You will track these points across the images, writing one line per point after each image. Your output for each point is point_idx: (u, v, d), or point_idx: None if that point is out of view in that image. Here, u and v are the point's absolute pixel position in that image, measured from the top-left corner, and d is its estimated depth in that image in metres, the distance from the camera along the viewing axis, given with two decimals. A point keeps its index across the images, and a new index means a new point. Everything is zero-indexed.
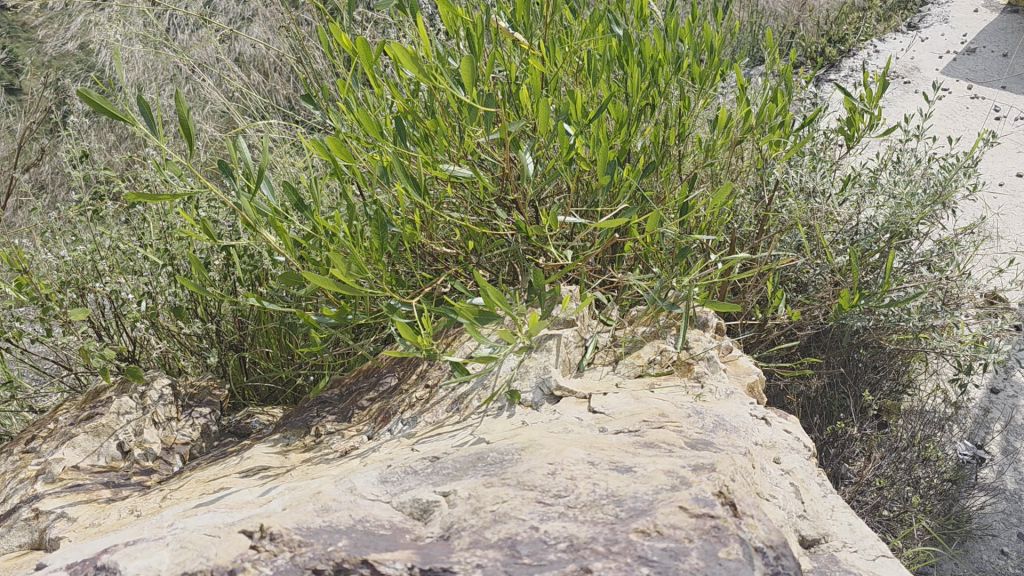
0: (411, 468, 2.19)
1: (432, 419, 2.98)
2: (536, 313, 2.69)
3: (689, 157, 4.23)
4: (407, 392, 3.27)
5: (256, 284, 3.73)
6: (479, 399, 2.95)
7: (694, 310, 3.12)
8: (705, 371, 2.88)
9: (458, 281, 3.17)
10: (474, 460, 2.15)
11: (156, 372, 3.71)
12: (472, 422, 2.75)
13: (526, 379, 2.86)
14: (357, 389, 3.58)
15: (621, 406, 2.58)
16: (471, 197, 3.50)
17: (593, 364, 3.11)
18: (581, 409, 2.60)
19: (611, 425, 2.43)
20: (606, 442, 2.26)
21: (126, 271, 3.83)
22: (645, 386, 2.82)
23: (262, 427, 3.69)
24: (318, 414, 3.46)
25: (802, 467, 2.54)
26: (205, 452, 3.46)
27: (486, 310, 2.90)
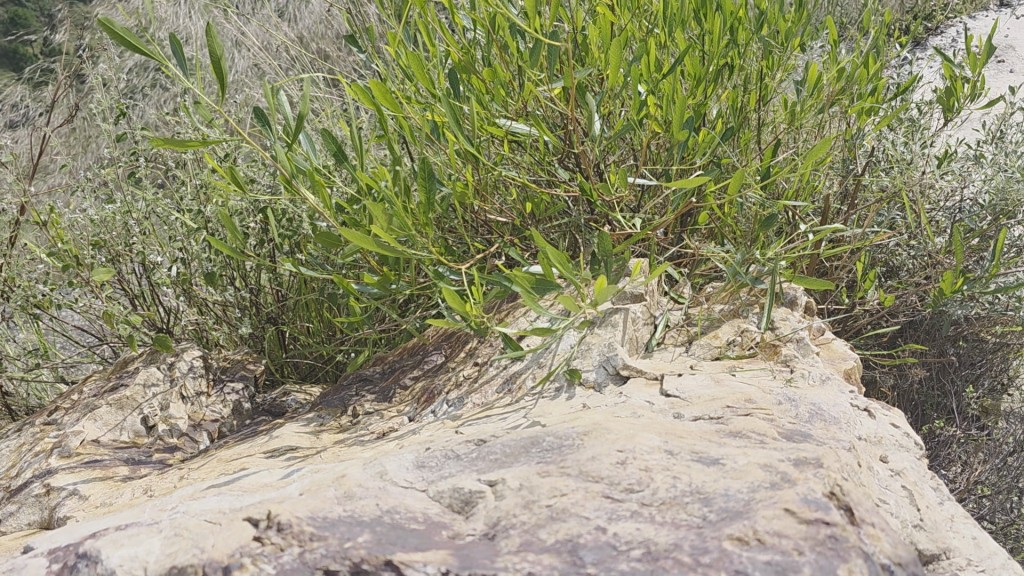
0: (453, 452, 1.87)
1: (480, 400, 2.66)
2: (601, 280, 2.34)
3: (771, 125, 3.83)
4: (454, 370, 2.95)
5: (295, 251, 3.46)
6: (534, 379, 2.61)
7: (781, 286, 2.74)
8: (794, 354, 2.50)
9: (513, 248, 2.84)
10: (527, 444, 1.81)
11: (187, 343, 3.45)
12: (526, 404, 2.42)
13: (587, 357, 2.50)
14: (400, 367, 3.27)
15: (698, 389, 2.22)
16: (530, 158, 3.17)
17: (664, 345, 2.75)
18: (651, 391, 2.24)
19: (688, 409, 2.07)
20: (684, 429, 1.90)
21: (159, 234, 3.58)
22: (725, 369, 2.45)
23: (299, 405, 3.41)
24: (357, 393, 3.16)
25: (914, 468, 2.15)
26: (235, 430, 3.19)
27: (544, 278, 2.57)
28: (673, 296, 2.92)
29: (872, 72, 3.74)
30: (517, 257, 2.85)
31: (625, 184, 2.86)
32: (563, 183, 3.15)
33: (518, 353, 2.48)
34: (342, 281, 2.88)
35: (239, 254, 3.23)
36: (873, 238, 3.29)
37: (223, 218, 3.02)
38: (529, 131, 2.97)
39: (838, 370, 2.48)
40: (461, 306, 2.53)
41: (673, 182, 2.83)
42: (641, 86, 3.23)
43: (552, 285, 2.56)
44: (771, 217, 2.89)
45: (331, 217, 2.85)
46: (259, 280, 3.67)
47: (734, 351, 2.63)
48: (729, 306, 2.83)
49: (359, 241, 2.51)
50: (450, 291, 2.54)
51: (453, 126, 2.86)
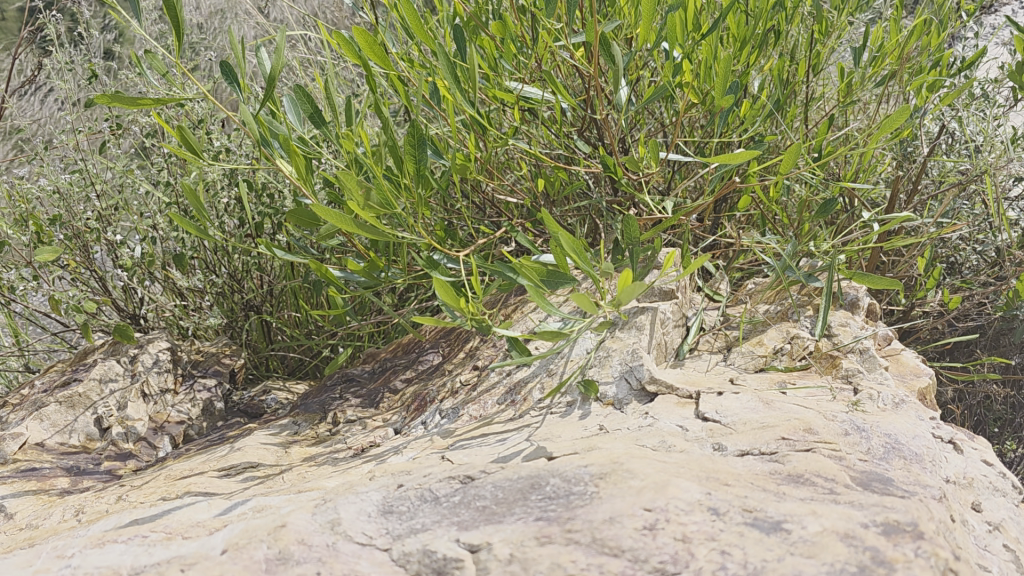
0: (431, 493, 1.46)
1: (478, 413, 2.24)
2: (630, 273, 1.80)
3: (821, 98, 3.37)
4: (451, 374, 2.54)
5: (276, 232, 3.05)
6: (542, 391, 2.19)
7: (839, 285, 2.30)
8: (857, 369, 2.07)
9: (522, 234, 2.41)
10: (526, 488, 1.40)
11: (154, 334, 3.07)
12: (530, 423, 2.01)
13: (605, 367, 2.07)
14: (392, 367, 2.87)
15: (743, 413, 1.79)
16: (545, 129, 2.73)
17: (697, 352, 2.32)
18: (684, 414, 1.81)
19: (730, 441, 1.65)
20: (729, 470, 1.48)
21: (126, 211, 3.19)
22: (773, 386, 2.02)
23: (278, 406, 3.01)
24: (340, 396, 2.76)
25: (1014, 520, 1.70)
26: (203, 435, 2.80)
27: (557, 271, 2.15)
28: (707, 296, 2.49)
29: (939, 40, 3.27)
30: (525, 244, 2.44)
31: (655, 159, 2.42)
32: (583, 158, 2.72)
33: (522, 360, 2.06)
34: (321, 267, 2.48)
35: (212, 235, 2.83)
36: (941, 230, 2.83)
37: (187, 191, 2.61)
38: (543, 95, 2.54)
39: (911, 389, 2.04)
40: (454, 301, 2.11)
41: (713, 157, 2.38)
42: (675, 48, 2.78)
43: (566, 277, 2.13)
44: (829, 202, 2.44)
45: (311, 193, 2.44)
46: (238, 264, 3.28)
47: (783, 362, 2.20)
48: (776, 308, 2.39)
49: (337, 222, 2.10)
50: (443, 283, 2.12)
51: (454, 89, 2.43)
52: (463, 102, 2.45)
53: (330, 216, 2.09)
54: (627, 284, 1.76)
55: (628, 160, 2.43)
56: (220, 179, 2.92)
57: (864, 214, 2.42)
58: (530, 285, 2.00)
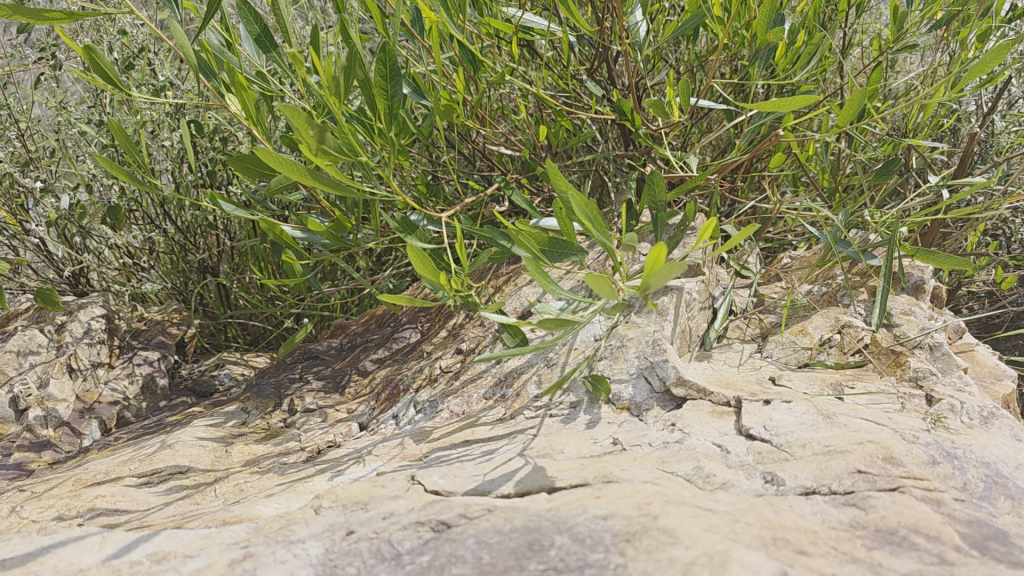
0: (390, 548, 1.07)
1: (461, 410, 1.85)
2: (661, 245, 1.34)
3: (861, 45, 2.94)
4: (430, 356, 2.15)
5: (229, 184, 2.62)
6: (540, 385, 1.80)
7: (901, 265, 1.90)
8: (929, 371, 1.68)
9: (520, 191, 1.99)
10: (522, 549, 1.01)
11: (87, 298, 2.65)
12: (524, 430, 1.61)
13: (619, 361, 1.68)
14: (363, 344, 2.48)
15: (800, 429, 1.39)
16: (550, 67, 2.29)
17: (726, 340, 1.92)
18: (722, 429, 1.42)
19: (789, 473, 1.26)
20: (797, 522, 1.09)
21: (58, 154, 2.75)
22: (826, 390, 1.63)
23: (232, 384, 2.62)
24: (300, 376, 2.36)
25: None
26: (141, 419, 2.41)
27: (563, 243, 1.75)
28: (736, 271, 2.10)
29: None
30: (520, 203, 2.02)
31: (685, 105, 1.99)
32: (592, 102, 2.30)
33: (516, 349, 1.65)
34: (275, 227, 2.05)
35: (151, 185, 2.40)
36: (1004, 200, 2.44)
37: (116, 132, 2.17)
38: (548, 26, 2.10)
39: (997, 397, 1.65)
40: (435, 275, 1.69)
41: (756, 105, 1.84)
42: None
43: (574, 247, 1.73)
44: (891, 161, 2.05)
45: (265, 136, 2.01)
46: (190, 218, 2.85)
47: (833, 357, 1.80)
48: (820, 289, 1.99)
49: (289, 173, 1.66)
50: (420, 252, 1.70)
51: (441, 13, 1.98)
52: (450, 30, 2.01)
53: (281, 165, 1.66)
54: (659, 262, 1.34)
55: (653, 107, 1.92)
56: (164, 117, 2.47)
57: (931, 177, 2.02)
58: (530, 259, 1.58)
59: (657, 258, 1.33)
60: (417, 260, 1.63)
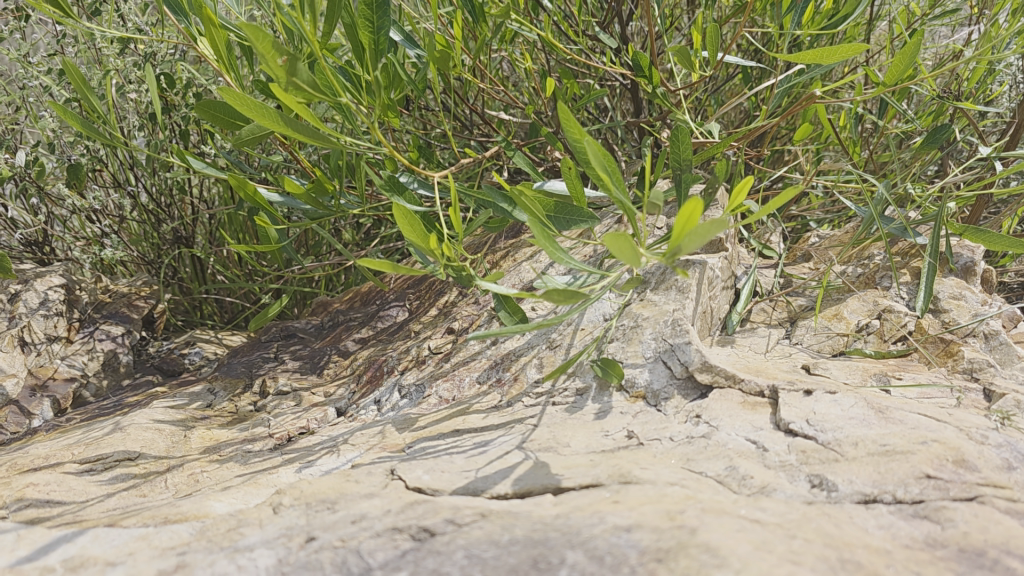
0: (359, 560, 0.86)
1: (452, 396, 1.64)
2: (699, 201, 1.05)
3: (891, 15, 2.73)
4: (418, 335, 1.94)
5: (203, 144, 2.39)
6: (541, 369, 1.58)
7: (950, 244, 1.70)
8: (987, 362, 1.47)
9: (523, 152, 1.79)
10: (523, 567, 0.80)
11: (46, 267, 2.43)
12: (523, 421, 1.41)
13: (633, 343, 1.47)
14: (345, 323, 2.26)
15: (850, 424, 1.18)
16: (558, 14, 2.06)
17: (751, 324, 1.71)
18: (757, 423, 1.21)
19: (842, 476, 1.05)
20: (864, 539, 0.88)
21: (20, 110, 2.52)
22: (869, 381, 1.43)
23: (202, 364, 2.40)
24: (274, 355, 2.15)
25: None
26: (99, 399, 2.19)
27: (572, 207, 1.53)
28: (760, 250, 1.88)
29: None
30: (521, 165, 1.80)
31: (713, 59, 1.78)
32: (605, 57, 2.07)
33: (516, 329, 1.43)
34: (248, 186, 1.81)
35: (116, 142, 2.18)
36: None
37: (71, 77, 1.93)
38: None
39: None
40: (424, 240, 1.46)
41: (795, 56, 1.61)
42: None
43: (583, 212, 1.52)
44: (940, 128, 1.84)
45: (239, 85, 1.78)
46: (159, 182, 2.61)
47: (873, 345, 1.60)
48: (855, 268, 1.78)
49: (258, 118, 1.44)
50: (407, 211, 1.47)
51: None
52: None
53: (248, 109, 1.43)
54: (692, 224, 1.09)
55: (676, 53, 1.68)
56: (130, 66, 2.24)
57: (983, 148, 1.80)
58: (536, 224, 1.37)
59: (691, 218, 1.08)
60: (403, 222, 1.41)
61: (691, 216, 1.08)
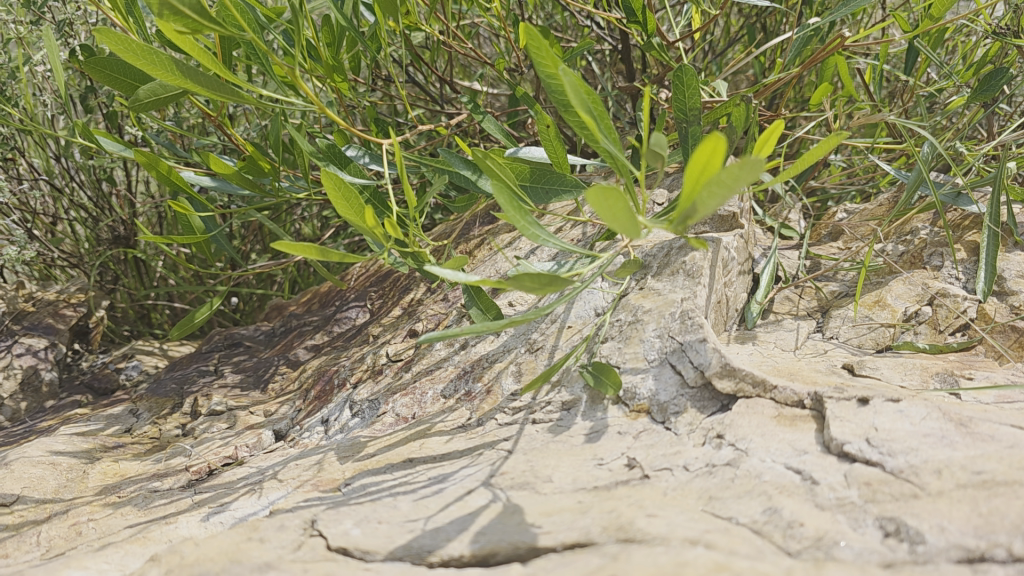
0: None
1: (411, 414, 1.33)
2: (722, 137, 0.73)
3: None
4: (376, 340, 1.63)
5: (123, 125, 2.08)
6: (519, 378, 1.28)
7: (1013, 212, 1.39)
8: None
9: (492, 118, 1.49)
10: None
11: None
12: (494, 446, 1.11)
13: (632, 343, 1.17)
14: (298, 328, 1.95)
15: (927, 444, 0.87)
16: None
17: (774, 316, 1.40)
18: (800, 445, 0.91)
19: (929, 522, 0.75)
20: None
21: None
22: (933, 384, 1.12)
23: (139, 379, 2.09)
24: (214, 368, 1.84)
25: None
26: (13, 423, 1.89)
27: (550, 174, 1.23)
28: (780, 228, 1.58)
29: None
30: (492, 131, 1.50)
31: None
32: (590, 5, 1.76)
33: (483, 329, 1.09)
34: (161, 164, 1.52)
35: (27, 124, 1.89)
36: None
37: None
38: None
39: None
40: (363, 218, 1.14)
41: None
42: None
43: (566, 180, 1.23)
44: (993, 74, 1.54)
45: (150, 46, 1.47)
46: (88, 173, 2.31)
47: (926, 338, 1.30)
48: (895, 245, 1.47)
49: (151, 69, 1.13)
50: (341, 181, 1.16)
51: None
52: None
53: (137, 58, 1.12)
54: (709, 173, 0.78)
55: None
56: (39, 35, 1.95)
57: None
58: (501, 193, 1.00)
59: (709, 165, 0.77)
60: (341, 199, 1.10)
61: (710, 162, 0.77)
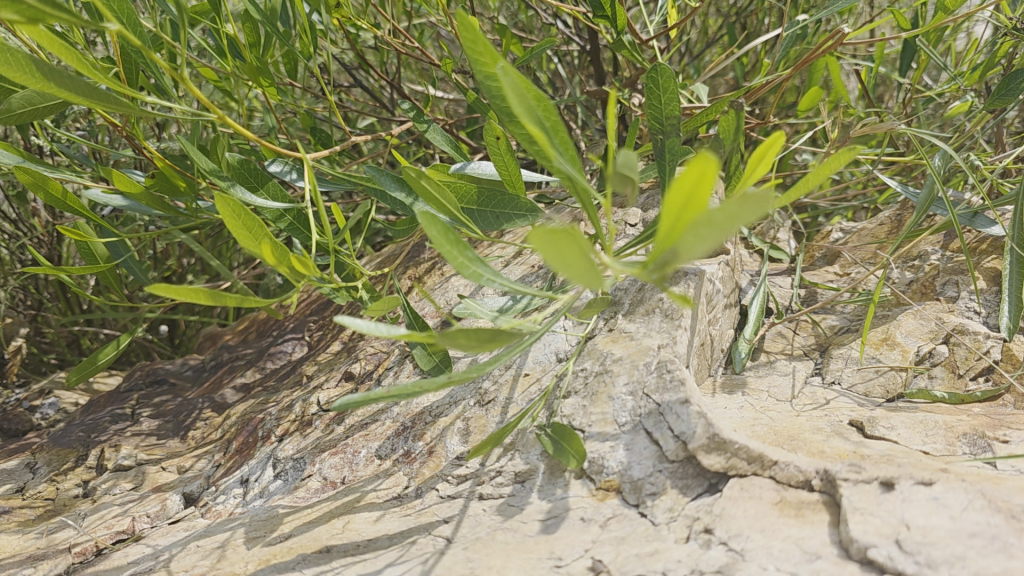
0: None
1: (341, 478, 1.13)
2: (709, 159, 0.54)
3: None
4: (309, 382, 1.42)
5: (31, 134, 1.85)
6: (466, 437, 1.07)
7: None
8: None
9: (438, 129, 1.29)
10: None
11: None
12: (431, 531, 0.90)
13: (599, 400, 0.97)
14: (229, 363, 1.74)
15: (972, 548, 0.68)
16: None
17: (765, 356, 1.21)
18: (810, 548, 0.72)
19: None
20: None
21: None
22: (961, 449, 0.93)
23: (54, 420, 1.86)
24: (131, 410, 1.62)
25: None
26: None
27: (500, 196, 1.03)
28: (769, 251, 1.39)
29: None
30: (437, 143, 1.30)
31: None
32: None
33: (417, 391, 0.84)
34: (49, 183, 1.29)
35: None
36: None
37: None
38: None
39: None
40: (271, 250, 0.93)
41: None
42: None
43: (519, 203, 1.04)
44: (1013, 74, 1.37)
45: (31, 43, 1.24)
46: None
47: (942, 384, 1.11)
48: (902, 272, 1.29)
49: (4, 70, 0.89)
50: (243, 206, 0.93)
51: None
52: None
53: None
54: (694, 211, 0.59)
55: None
56: None
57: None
58: (432, 223, 0.79)
59: (694, 198, 0.58)
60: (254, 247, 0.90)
61: (695, 196, 0.58)
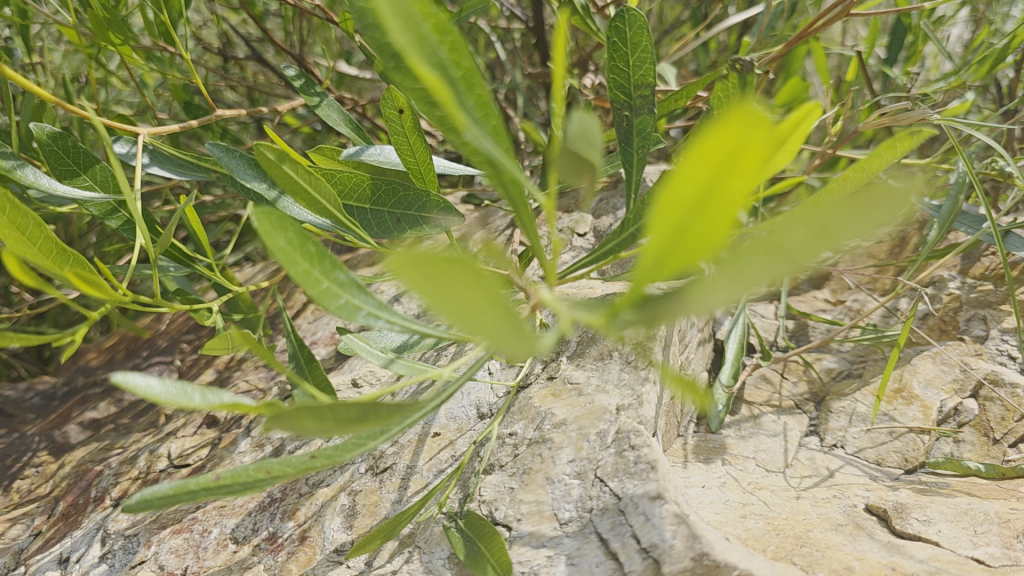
0: None
1: (182, 569, 0.82)
2: (749, 114, 0.28)
3: None
4: (167, 423, 1.11)
5: None
6: (350, 520, 0.79)
7: None
8: None
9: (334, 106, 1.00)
10: None
11: None
12: None
13: (533, 481, 0.69)
14: (85, 390, 1.42)
15: None
16: None
17: (747, 408, 0.95)
18: None
19: None
20: None
21: None
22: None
23: None
24: None
25: None
26: None
27: (399, 191, 0.75)
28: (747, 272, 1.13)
29: None
30: (334, 122, 1.00)
31: None
32: None
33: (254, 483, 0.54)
34: None
35: None
36: None
37: None
38: None
39: None
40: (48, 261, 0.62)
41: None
42: None
43: (427, 203, 0.76)
44: None
45: None
46: None
47: (973, 452, 0.86)
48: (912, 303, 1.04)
49: None
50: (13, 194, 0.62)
51: None
52: None
53: None
54: (718, 219, 0.31)
55: None
56: None
57: None
58: (274, 229, 0.50)
59: (718, 193, 0.30)
60: (31, 251, 0.60)
61: (719, 195, 0.30)
